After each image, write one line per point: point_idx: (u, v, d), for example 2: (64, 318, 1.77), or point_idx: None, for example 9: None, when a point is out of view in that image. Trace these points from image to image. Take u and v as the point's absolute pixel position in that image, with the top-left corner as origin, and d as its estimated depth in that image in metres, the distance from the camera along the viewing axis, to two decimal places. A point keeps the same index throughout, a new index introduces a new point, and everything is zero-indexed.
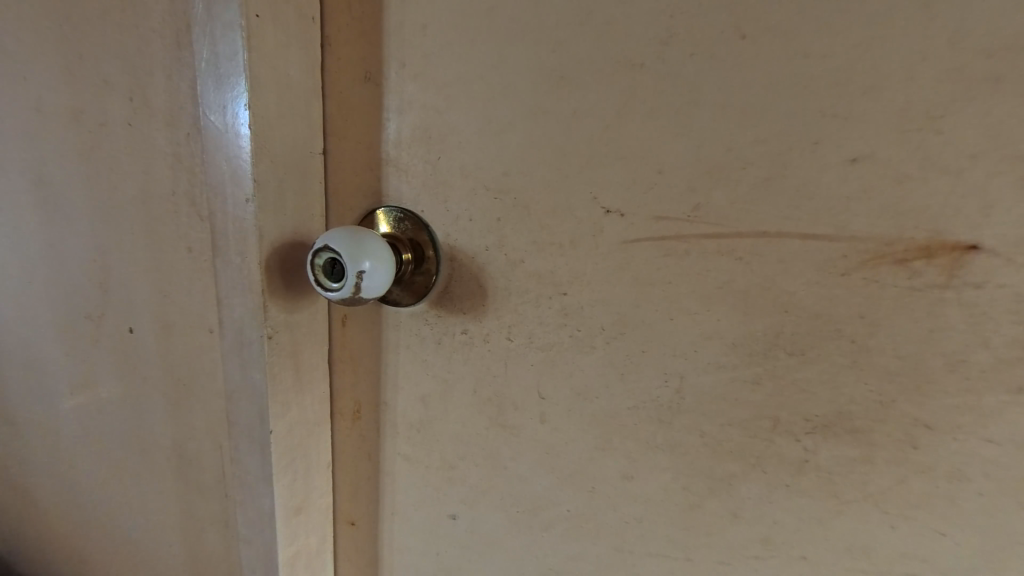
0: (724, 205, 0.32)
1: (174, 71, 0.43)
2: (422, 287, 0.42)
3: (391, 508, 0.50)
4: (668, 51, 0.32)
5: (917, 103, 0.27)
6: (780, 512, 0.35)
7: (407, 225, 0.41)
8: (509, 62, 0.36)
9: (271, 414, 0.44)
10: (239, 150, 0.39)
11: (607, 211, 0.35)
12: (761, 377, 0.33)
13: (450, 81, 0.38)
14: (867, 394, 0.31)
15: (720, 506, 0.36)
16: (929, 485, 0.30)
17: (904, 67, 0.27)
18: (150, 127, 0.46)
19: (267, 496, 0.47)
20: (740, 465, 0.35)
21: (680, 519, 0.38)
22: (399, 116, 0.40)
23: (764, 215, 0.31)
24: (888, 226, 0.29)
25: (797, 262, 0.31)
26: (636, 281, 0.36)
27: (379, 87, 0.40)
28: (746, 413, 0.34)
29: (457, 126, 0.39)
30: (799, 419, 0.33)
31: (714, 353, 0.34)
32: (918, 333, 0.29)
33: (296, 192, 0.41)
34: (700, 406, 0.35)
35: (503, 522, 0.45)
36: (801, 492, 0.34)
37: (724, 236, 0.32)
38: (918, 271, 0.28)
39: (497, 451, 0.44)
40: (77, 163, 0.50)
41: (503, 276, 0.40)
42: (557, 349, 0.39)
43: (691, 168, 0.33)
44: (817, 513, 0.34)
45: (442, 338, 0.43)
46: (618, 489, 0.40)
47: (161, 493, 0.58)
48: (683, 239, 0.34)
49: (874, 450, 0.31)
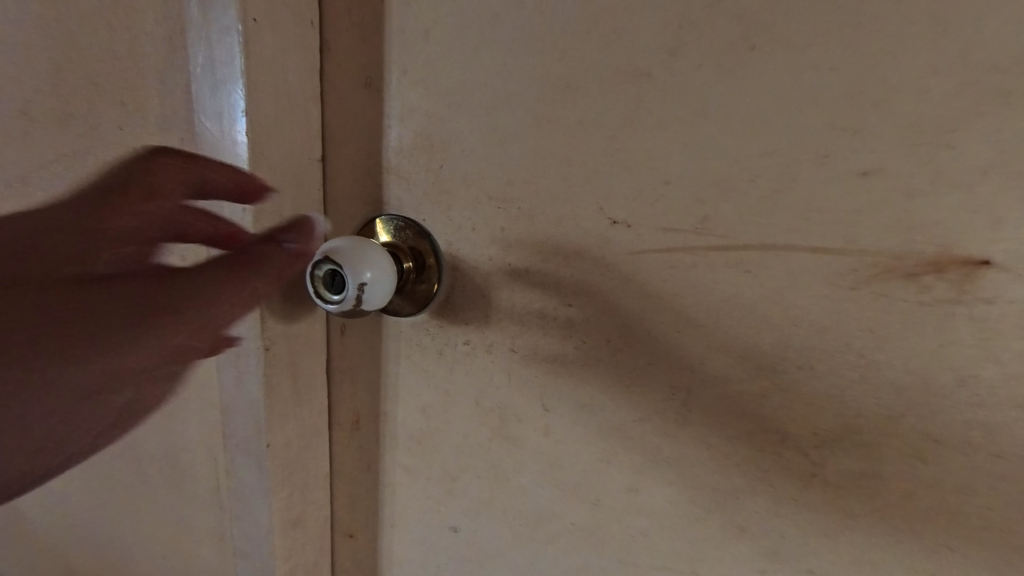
0: (732, 217, 0.32)
1: (168, 75, 0.42)
2: (423, 297, 0.41)
3: (391, 520, 0.50)
4: (676, 61, 0.31)
5: (927, 117, 0.27)
6: (786, 526, 0.34)
7: (408, 234, 0.41)
8: (514, 70, 0.35)
9: (268, 426, 0.43)
10: (237, 158, 0.38)
11: (613, 221, 0.35)
12: (768, 390, 0.33)
13: (454, 89, 0.37)
14: (875, 408, 0.31)
15: (725, 519, 0.36)
16: (937, 499, 0.30)
17: (915, 81, 0.27)
18: (143, 132, 0.44)
19: (264, 509, 0.46)
20: (746, 478, 0.35)
21: (686, 532, 0.38)
22: (401, 124, 0.40)
23: (772, 227, 0.31)
24: (897, 240, 0.28)
25: (804, 274, 0.31)
26: (641, 292, 0.35)
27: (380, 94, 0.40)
28: (752, 426, 0.34)
29: (460, 134, 0.38)
30: (806, 433, 0.33)
31: (720, 365, 0.34)
32: (927, 347, 0.29)
33: (294, 201, 0.40)
34: (706, 419, 0.35)
35: (505, 534, 0.45)
36: (808, 505, 0.33)
37: (732, 248, 0.32)
38: (928, 285, 0.28)
39: (499, 463, 0.43)
40: (67, 167, 0.49)
41: (507, 287, 0.39)
42: (561, 361, 0.39)
43: (698, 179, 0.32)
44: (824, 527, 0.33)
45: (443, 348, 0.43)
46: (622, 501, 0.39)
47: (153, 504, 0.57)
48: (690, 250, 0.33)
49: (882, 464, 0.31)
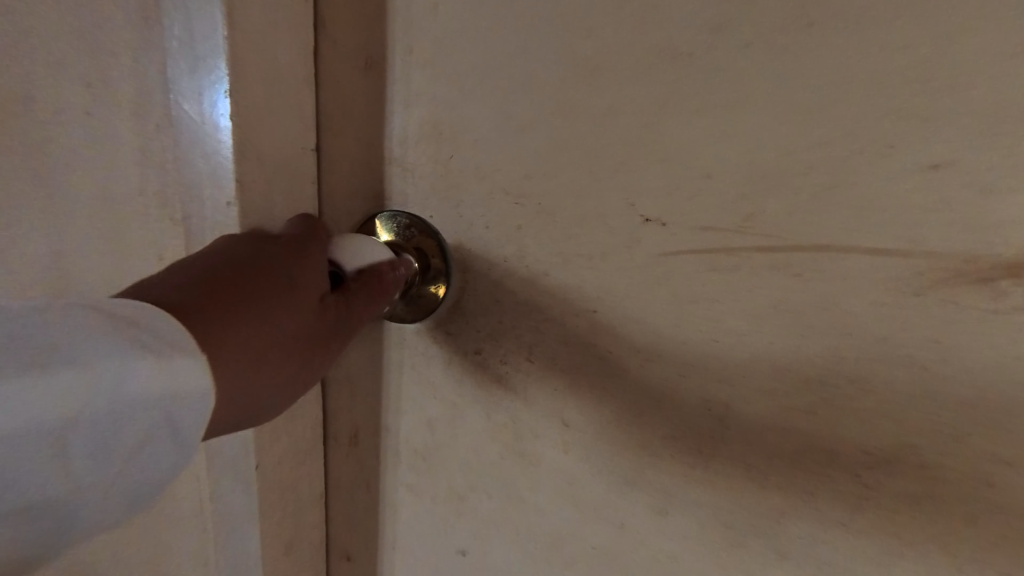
0: (781, 214, 0.29)
1: (140, 51, 0.37)
2: (428, 299, 0.37)
3: (393, 542, 0.46)
4: (721, 40, 0.28)
5: (1008, 104, 0.24)
6: (832, 553, 0.32)
7: (414, 232, 0.37)
8: (535, 50, 0.32)
9: (257, 444, 0.39)
10: (219, 145, 0.33)
11: (645, 219, 0.31)
12: (817, 406, 0.30)
13: (466, 71, 0.34)
14: (939, 426, 0.28)
15: (764, 545, 0.33)
16: (1004, 526, 0.28)
17: (997, 62, 0.24)
18: (113, 116, 0.40)
19: (252, 535, 0.41)
20: (789, 501, 0.32)
21: (720, 558, 0.35)
22: (407, 110, 0.36)
23: (826, 226, 0.28)
24: (969, 242, 0.25)
25: (859, 280, 0.28)
26: (676, 298, 0.32)
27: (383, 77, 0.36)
28: (797, 445, 0.31)
29: (473, 121, 0.34)
30: (858, 453, 0.30)
31: (763, 378, 0.31)
32: (999, 360, 0.26)
33: (285, 194, 0.36)
34: (746, 437, 0.32)
35: (519, 558, 0.41)
36: (858, 531, 0.31)
37: (779, 250, 0.29)
38: (1002, 292, 0.25)
39: (513, 482, 0.40)
40: (26, 156, 0.44)
41: (524, 291, 0.36)
42: (584, 372, 0.35)
43: (743, 173, 0.29)
44: (875, 554, 0.31)
45: (453, 357, 0.39)
46: (650, 524, 0.36)
47: (128, 526, 0.52)
48: (732, 252, 0.30)
49: (944, 488, 0.28)
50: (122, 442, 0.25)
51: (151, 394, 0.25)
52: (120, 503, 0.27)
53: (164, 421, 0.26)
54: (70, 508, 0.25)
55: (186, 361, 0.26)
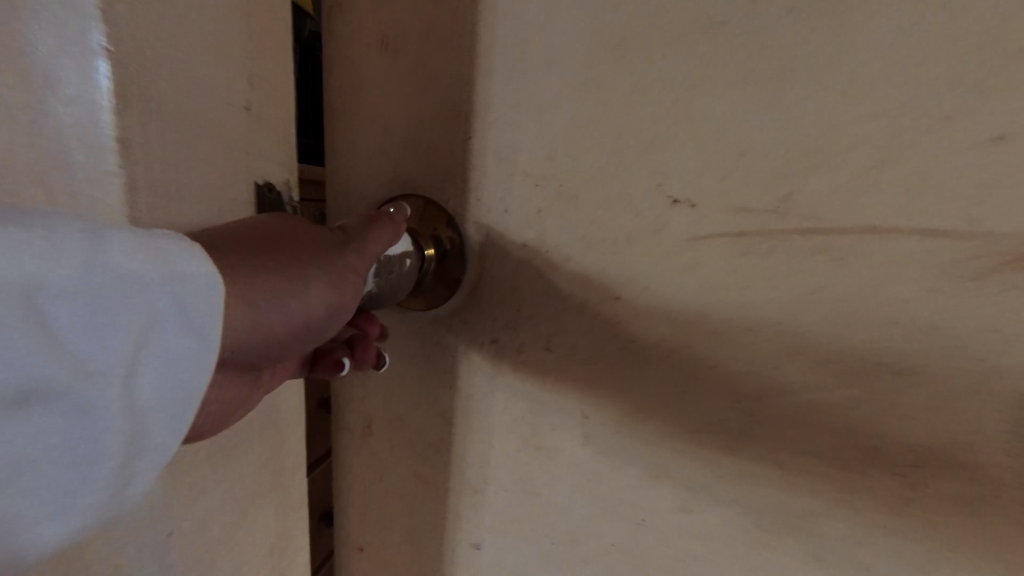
0: (823, 194, 0.27)
1: None
2: (444, 286, 0.37)
3: (405, 535, 0.45)
4: (760, 7, 0.26)
5: None
6: (871, 558, 0.30)
7: (430, 217, 0.36)
8: (558, 23, 0.30)
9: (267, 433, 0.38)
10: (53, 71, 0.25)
11: (674, 201, 0.30)
12: (859, 401, 0.28)
13: (485, 49, 0.32)
14: (995, 424, 0.26)
15: (796, 547, 0.31)
16: None
17: None
18: None
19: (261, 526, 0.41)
20: (824, 501, 0.30)
21: (747, 560, 0.33)
22: (423, 89, 0.34)
23: (873, 206, 0.26)
24: None
25: (910, 263, 0.26)
26: (705, 285, 0.30)
27: (399, 56, 0.34)
28: (836, 442, 0.29)
29: (492, 99, 0.33)
30: (903, 451, 0.28)
31: (800, 370, 0.29)
32: None
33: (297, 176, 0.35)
34: (778, 432, 0.30)
35: (534, 553, 0.40)
36: (900, 535, 0.29)
37: (821, 233, 0.27)
38: None
39: (529, 475, 0.38)
40: None
41: (543, 277, 0.34)
42: (605, 363, 0.34)
43: (783, 149, 0.27)
44: (917, 559, 0.29)
45: (468, 346, 0.38)
46: (673, 522, 0.34)
47: None
48: (768, 234, 0.28)
49: (997, 490, 0.26)
50: (129, 334, 0.19)
51: (151, 272, 0.19)
52: (165, 427, 0.21)
53: (167, 317, 0.20)
54: (85, 426, 0.19)
55: (181, 241, 0.21)
